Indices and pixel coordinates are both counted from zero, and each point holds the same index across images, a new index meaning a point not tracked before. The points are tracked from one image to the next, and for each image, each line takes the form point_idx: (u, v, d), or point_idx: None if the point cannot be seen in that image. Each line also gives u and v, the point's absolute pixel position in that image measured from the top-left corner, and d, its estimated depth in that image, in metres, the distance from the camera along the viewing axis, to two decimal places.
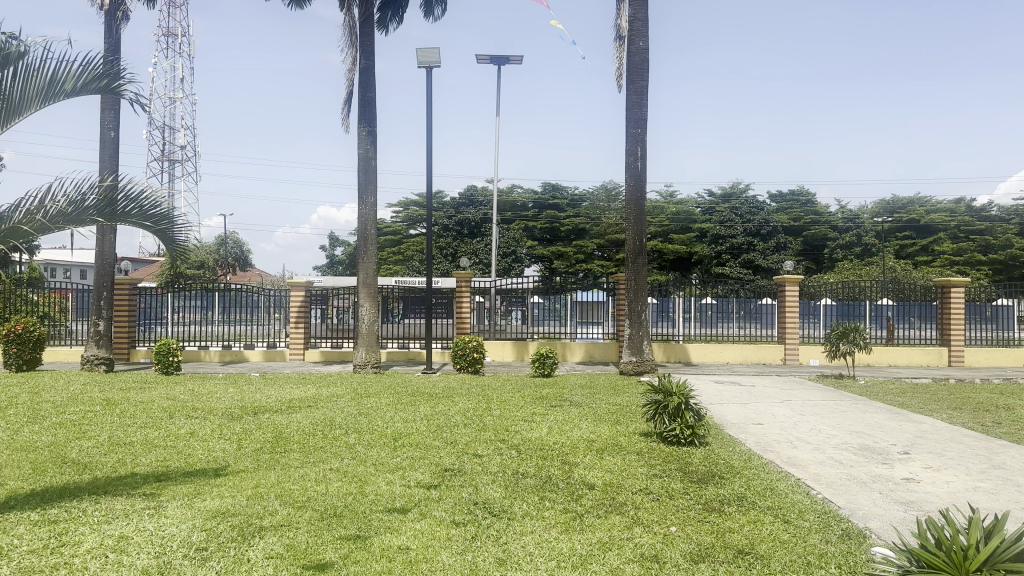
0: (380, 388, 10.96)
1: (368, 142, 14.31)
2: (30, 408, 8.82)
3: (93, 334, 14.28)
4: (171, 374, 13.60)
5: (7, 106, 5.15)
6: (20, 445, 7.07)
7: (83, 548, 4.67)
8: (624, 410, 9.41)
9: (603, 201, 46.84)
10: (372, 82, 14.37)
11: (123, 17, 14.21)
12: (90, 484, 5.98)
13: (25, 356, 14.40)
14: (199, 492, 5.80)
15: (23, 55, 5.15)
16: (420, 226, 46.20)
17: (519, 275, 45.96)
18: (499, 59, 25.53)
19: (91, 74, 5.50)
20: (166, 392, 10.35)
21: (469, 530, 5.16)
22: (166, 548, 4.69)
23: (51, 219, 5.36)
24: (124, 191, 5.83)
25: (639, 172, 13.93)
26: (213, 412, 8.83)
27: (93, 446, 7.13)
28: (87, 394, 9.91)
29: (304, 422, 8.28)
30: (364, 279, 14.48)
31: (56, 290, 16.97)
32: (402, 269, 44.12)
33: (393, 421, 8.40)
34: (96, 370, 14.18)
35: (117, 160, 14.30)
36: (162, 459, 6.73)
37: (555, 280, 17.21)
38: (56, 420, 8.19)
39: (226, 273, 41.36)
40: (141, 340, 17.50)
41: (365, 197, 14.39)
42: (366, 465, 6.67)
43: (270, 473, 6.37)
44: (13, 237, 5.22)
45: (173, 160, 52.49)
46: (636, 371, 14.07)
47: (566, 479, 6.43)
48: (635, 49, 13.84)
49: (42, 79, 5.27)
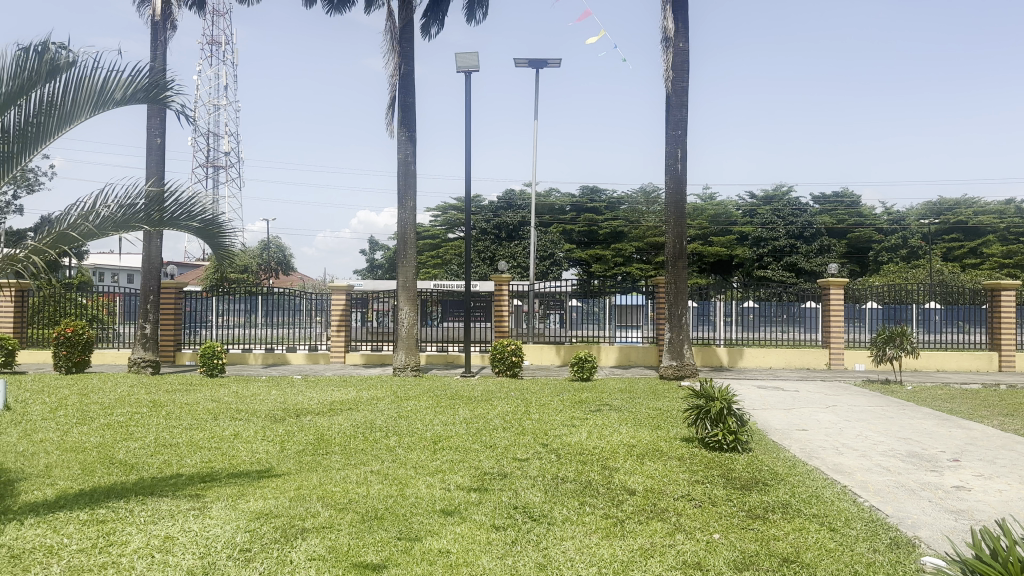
0: (419, 391, 10.99)
1: (408, 147, 14.40)
2: (80, 410, 9.04)
3: (139, 336, 14.53)
4: (215, 377, 13.79)
5: (58, 114, 5.31)
6: (70, 446, 7.23)
7: (131, 548, 4.75)
8: (665, 415, 9.27)
9: (642, 203, 46.46)
10: (412, 88, 14.46)
11: (171, 26, 14.52)
12: (137, 484, 6.08)
13: (75, 358, 14.72)
14: (244, 493, 5.87)
15: (74, 64, 5.27)
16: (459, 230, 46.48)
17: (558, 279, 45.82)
18: (538, 62, 25.45)
19: (139, 83, 5.62)
20: (209, 394, 10.53)
21: (509, 535, 5.14)
22: (211, 549, 4.75)
23: (100, 224, 5.49)
24: (172, 198, 5.95)
25: (678, 174, 13.79)
26: (257, 414, 8.95)
27: (139, 447, 7.27)
28: (135, 396, 10.12)
29: (345, 424, 8.34)
30: (403, 282, 14.44)
31: (104, 294, 17.42)
32: (441, 274, 44.27)
33: (432, 424, 8.42)
34: (143, 371, 14.46)
35: (162, 166, 14.58)
36: (207, 460, 6.84)
37: (593, 284, 16.97)
38: (103, 421, 8.36)
39: (269, 278, 41.95)
40: (186, 343, 17.83)
41: (404, 201, 14.44)
42: (407, 467, 6.70)
43: (312, 475, 6.42)
44: (65, 245, 5.34)
45: (217, 166, 53.34)
46: (677, 375, 13.90)
47: (606, 484, 6.36)
48: (676, 50, 13.71)
49: (91, 87, 5.40)
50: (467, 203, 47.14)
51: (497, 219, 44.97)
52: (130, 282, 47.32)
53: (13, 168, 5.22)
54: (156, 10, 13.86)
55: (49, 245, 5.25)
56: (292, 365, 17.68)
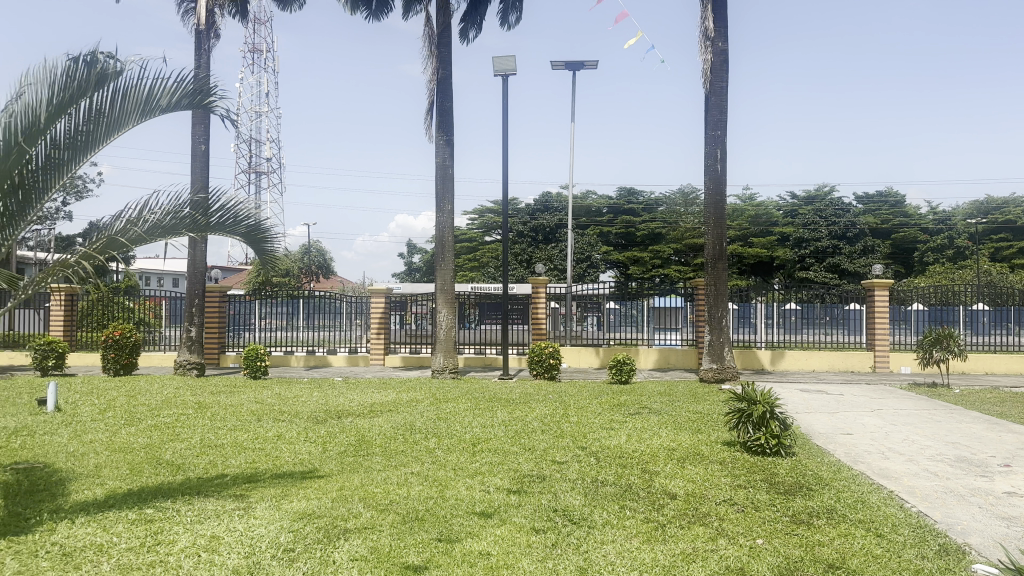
0: (458, 393, 11.04)
1: (446, 151, 14.48)
2: (128, 411, 9.25)
3: (185, 339, 14.83)
4: (258, 379, 14.00)
5: (107, 122, 5.45)
6: (119, 446, 7.40)
7: (178, 547, 4.84)
8: (706, 418, 9.17)
9: (680, 205, 46.15)
10: (450, 93, 14.54)
11: (214, 36, 14.80)
12: (184, 485, 6.20)
13: (122, 361, 15.06)
14: (287, 494, 5.95)
15: (121, 73, 5.40)
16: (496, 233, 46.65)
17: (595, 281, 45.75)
18: (575, 64, 25.44)
19: (184, 90, 5.74)
20: (253, 396, 10.71)
21: (549, 538, 5.13)
22: (255, 549, 4.82)
23: (148, 230, 5.62)
24: (216, 203, 6.07)
25: (718, 175, 13.65)
26: (299, 415, 9.08)
27: (186, 447, 7.41)
28: (181, 398, 10.33)
29: (385, 426, 8.41)
30: (441, 285, 14.49)
31: (151, 298, 17.86)
32: (479, 276, 44.47)
33: (472, 426, 8.45)
34: (189, 373, 14.75)
35: (206, 172, 14.86)
36: (251, 460, 6.95)
37: (631, 286, 16.80)
38: (150, 422, 8.54)
39: (310, 281, 42.55)
40: (231, 345, 18.13)
41: (442, 205, 14.51)
42: (446, 469, 6.72)
43: (354, 476, 6.48)
44: (114, 250, 5.48)
45: (260, 172, 54.27)
46: (717, 378, 13.74)
47: (647, 488, 6.31)
48: (715, 50, 13.59)
49: (137, 96, 5.53)
50: (504, 206, 47.22)
51: (534, 222, 45.02)
52: (175, 286, 48.38)
53: (63, 176, 5.38)
54: (201, 19, 14.13)
55: (98, 251, 5.39)
56: (333, 366, 17.99)
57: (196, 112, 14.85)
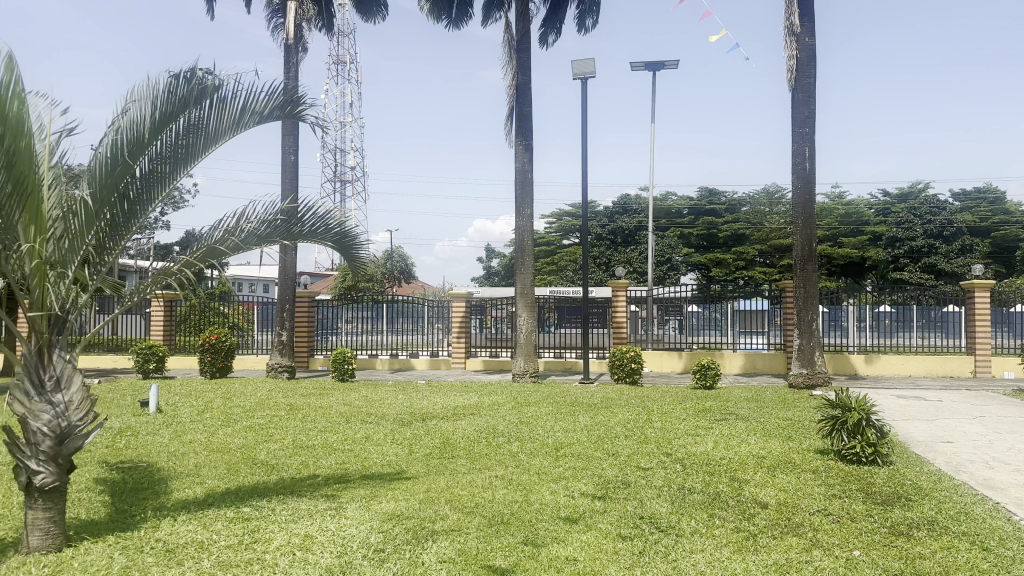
0: (541, 397, 11.04)
1: (526, 156, 14.55)
2: (224, 412, 9.63)
3: (277, 343, 15.36)
4: (345, 381, 14.36)
5: (205, 135, 5.71)
6: (217, 446, 7.71)
7: (274, 545, 5.00)
8: (796, 425, 8.90)
9: (764, 204, 45.07)
10: (529, 98, 14.61)
11: (302, 49, 15.31)
12: (278, 484, 6.40)
13: (218, 363, 15.70)
14: (376, 495, 6.07)
15: (218, 88, 5.66)
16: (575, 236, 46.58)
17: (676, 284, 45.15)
18: (655, 65, 25.18)
19: (276, 102, 5.97)
20: (341, 398, 10.99)
21: (636, 545, 5.07)
22: (346, 548, 4.93)
23: (245, 239, 5.85)
24: (307, 211, 6.27)
25: (807, 173, 13.25)
26: (384, 417, 9.26)
27: (279, 448, 7.66)
28: (273, 400, 10.69)
29: (468, 429, 8.49)
30: (521, 290, 14.53)
31: (244, 303, 18.56)
32: (557, 280, 44.54)
33: (554, 430, 8.44)
34: (280, 376, 15.25)
35: (296, 182, 15.35)
36: (341, 462, 7.12)
37: (714, 289, 16.37)
38: (245, 423, 8.87)
39: (392, 286, 43.46)
40: (320, 349, 18.58)
41: (522, 209, 14.55)
42: (530, 473, 6.73)
43: (440, 478, 6.56)
44: (215, 259, 5.69)
45: (344, 180, 55.80)
46: (808, 384, 13.34)
47: (736, 497, 6.17)
48: (803, 46, 13.25)
49: (232, 110, 5.79)
50: (583, 210, 46.99)
51: (613, 224, 44.82)
52: (265, 291, 50.25)
53: (165, 189, 5.67)
54: (290, 34, 14.65)
55: (199, 259, 5.62)
56: (416, 370, 18.35)
57: (285, 123, 15.37)
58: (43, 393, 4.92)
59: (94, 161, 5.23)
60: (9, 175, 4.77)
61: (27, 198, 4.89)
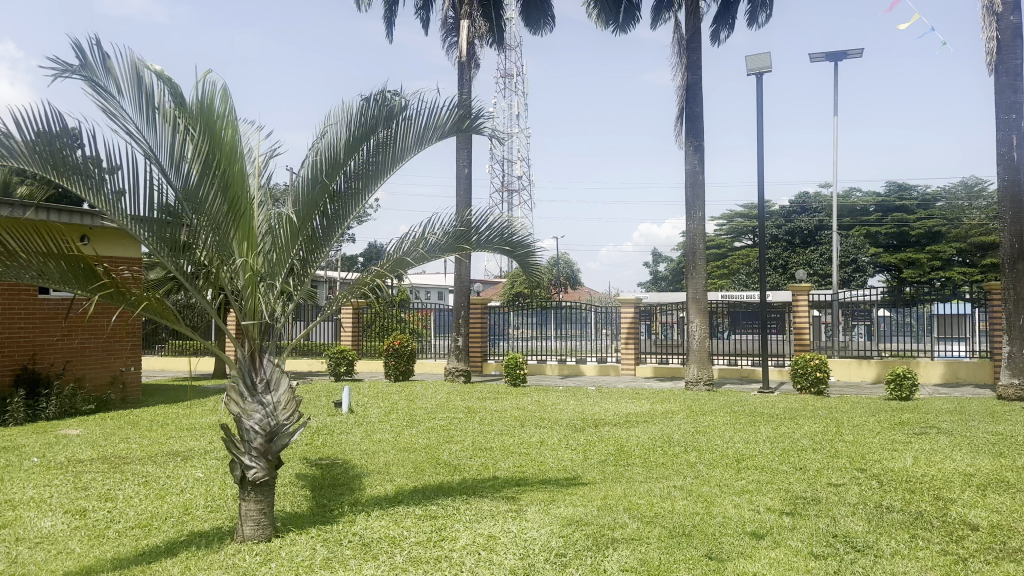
0: (717, 406, 10.71)
1: (697, 157, 14.22)
2: (408, 413, 10.15)
3: (453, 348, 15.99)
4: (519, 386, 14.66)
5: (393, 153, 6.06)
6: (404, 446, 8.14)
7: (460, 544, 5.19)
8: (1011, 442, 8.03)
9: (963, 198, 41.20)
10: (699, 97, 14.28)
11: (474, 65, 15.89)
12: (461, 485, 6.64)
13: (401, 367, 16.57)
14: (555, 499, 6.14)
15: (404, 108, 5.97)
16: (748, 237, 44.81)
17: (861, 287, 42.32)
18: (836, 56, 23.74)
19: (456, 117, 6.19)
20: (516, 402, 11.24)
21: (830, 565, 4.78)
22: (529, 551, 5.02)
23: (429, 250, 6.27)
24: (485, 222, 6.49)
25: (1015, 163, 12.00)
26: (559, 422, 9.36)
27: (460, 449, 7.95)
28: (452, 402, 11.13)
29: (643, 437, 8.40)
30: (694, 295, 14.20)
31: (421, 310, 19.43)
32: (730, 284, 43.17)
33: (734, 441, 8.16)
34: (457, 379, 15.82)
35: (470, 193, 15.90)
36: (519, 465, 7.27)
37: (906, 292, 15.27)
38: (427, 425, 9.29)
39: (561, 291, 44.00)
40: (491, 354, 19.23)
41: (693, 212, 14.24)
42: (711, 484, 6.54)
43: (617, 485, 6.53)
44: (401, 269, 6.26)
45: (512, 190, 57.23)
46: (1021, 397, 12.04)
47: (941, 518, 5.66)
48: (1006, 24, 11.95)
49: (416, 127, 6.09)
50: (755, 211, 45.13)
51: (791, 224, 42.89)
52: (439, 298, 52.57)
53: (358, 206, 6.07)
54: (463, 51, 15.24)
55: (388, 271, 6.17)
56: (586, 376, 18.38)
57: (460, 137, 15.98)
58: (255, 394, 5.43)
59: (296, 183, 5.76)
60: (226, 198, 5.38)
61: (240, 218, 5.48)
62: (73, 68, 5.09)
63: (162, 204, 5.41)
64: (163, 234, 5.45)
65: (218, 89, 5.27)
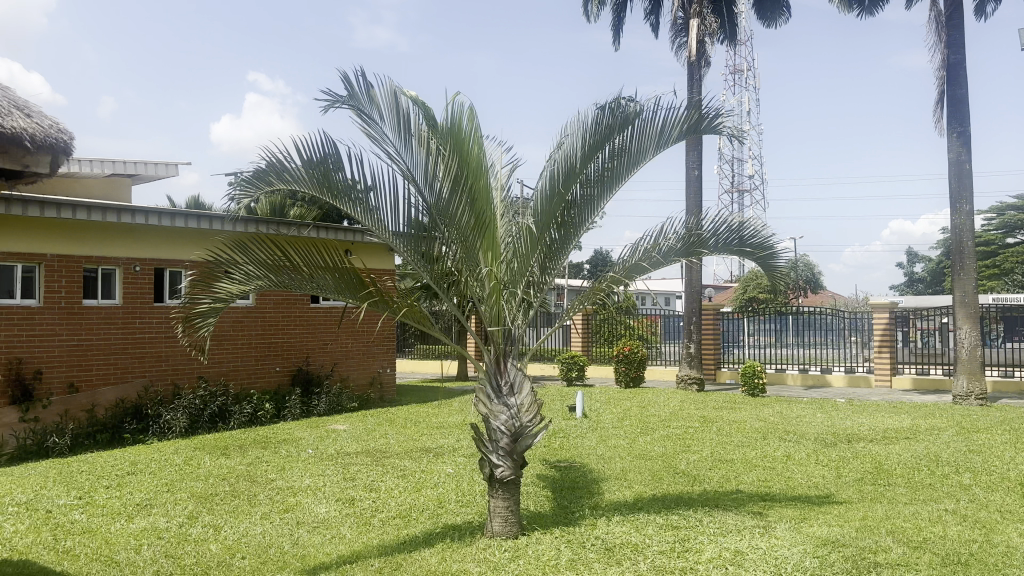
0: (994, 424, 9.46)
1: (962, 143, 12.73)
2: (643, 420, 10.09)
3: (685, 355, 15.68)
4: (757, 396, 14.02)
5: (628, 158, 6.06)
6: (641, 453, 8.09)
7: (705, 556, 5.04)
8: None
9: None
10: (963, 77, 12.82)
11: (704, 64, 15.56)
12: (702, 496, 6.46)
13: (632, 374, 16.53)
14: (805, 517, 5.77)
15: (639, 113, 5.94)
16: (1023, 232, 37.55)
17: None
18: None
19: (693, 118, 6.04)
20: (756, 413, 10.75)
21: None
22: (780, 569, 4.75)
23: (665, 254, 6.26)
24: (724, 224, 6.27)
25: None
26: (805, 436, 8.80)
27: (699, 460, 7.75)
28: (688, 411, 10.90)
29: (905, 455, 7.63)
30: (962, 298, 12.65)
31: (650, 316, 19.49)
32: (1002, 286, 38.04)
33: (1019, 464, 7.14)
34: (690, 388, 15.44)
35: (700, 196, 15.51)
36: (763, 479, 6.93)
37: None
38: (664, 433, 9.17)
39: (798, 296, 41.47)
40: (726, 362, 18.58)
41: (959, 205, 12.77)
42: (992, 511, 5.78)
43: (877, 506, 5.98)
44: (637, 273, 6.31)
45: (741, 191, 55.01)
46: None
47: None
48: None
49: (652, 131, 6.04)
50: None
51: None
52: (667, 304, 51.86)
53: (596, 213, 6.14)
54: (692, 51, 15.00)
55: (624, 276, 6.27)
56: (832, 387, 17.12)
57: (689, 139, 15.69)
58: (501, 395, 5.73)
59: (537, 193, 5.98)
60: (473, 211, 5.71)
61: (486, 230, 5.79)
62: (342, 99, 5.68)
63: (417, 219, 5.86)
64: (418, 246, 5.93)
65: (465, 109, 5.60)
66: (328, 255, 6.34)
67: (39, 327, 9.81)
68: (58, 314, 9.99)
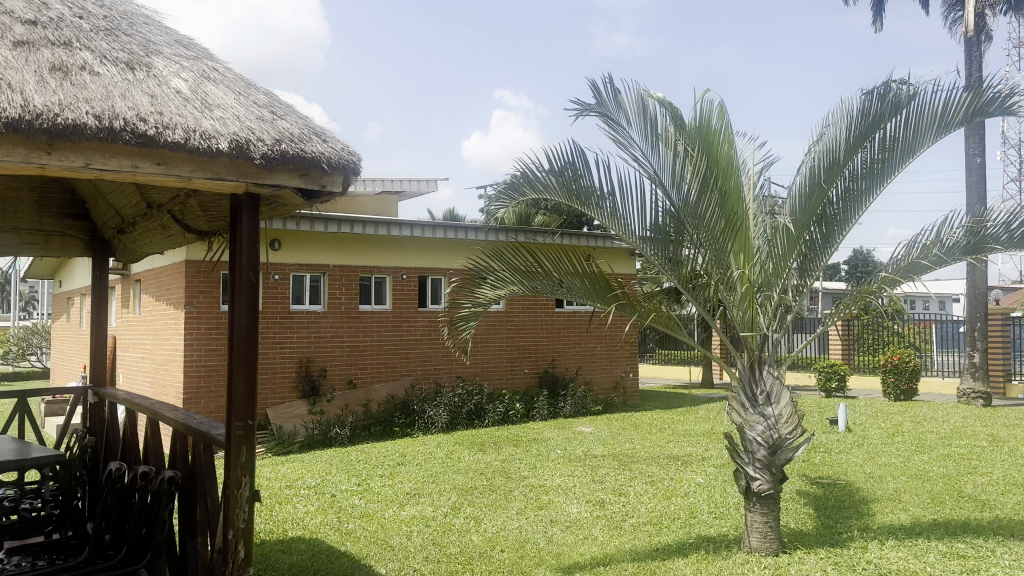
0: None
1: None
2: (917, 437, 9.07)
3: (967, 365, 13.89)
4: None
5: (902, 146, 5.48)
6: (916, 472, 7.28)
7: None
8: None
9: None
10: None
11: (986, 37, 13.78)
12: (994, 524, 5.65)
13: (902, 386, 14.95)
14: None
15: (914, 96, 5.36)
16: None
17: None
18: None
19: (982, 98, 5.29)
20: None
21: None
22: None
23: (948, 251, 5.58)
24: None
25: None
26: None
27: (990, 483, 6.79)
28: (972, 428, 9.63)
29: None
30: None
31: (920, 321, 17.58)
32: None
33: None
34: (974, 404, 13.61)
35: (984, 186, 13.68)
36: None
37: None
38: (943, 451, 8.17)
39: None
40: (1018, 374, 16.26)
41: None
42: None
43: None
44: (915, 273, 5.68)
45: None
46: None
47: None
48: None
49: (931, 116, 5.39)
50: None
51: None
52: (941, 309, 46.32)
53: (863, 209, 5.62)
54: (970, 24, 13.38)
55: (899, 276, 5.67)
56: None
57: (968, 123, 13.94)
58: (756, 405, 5.49)
59: (795, 191, 5.62)
60: (725, 212, 5.49)
61: (739, 231, 5.54)
62: (591, 107, 5.78)
63: (665, 223, 5.78)
64: (666, 250, 5.83)
65: (714, 107, 5.42)
66: (577, 261, 6.51)
67: (323, 330, 11.12)
68: (338, 317, 11.25)
